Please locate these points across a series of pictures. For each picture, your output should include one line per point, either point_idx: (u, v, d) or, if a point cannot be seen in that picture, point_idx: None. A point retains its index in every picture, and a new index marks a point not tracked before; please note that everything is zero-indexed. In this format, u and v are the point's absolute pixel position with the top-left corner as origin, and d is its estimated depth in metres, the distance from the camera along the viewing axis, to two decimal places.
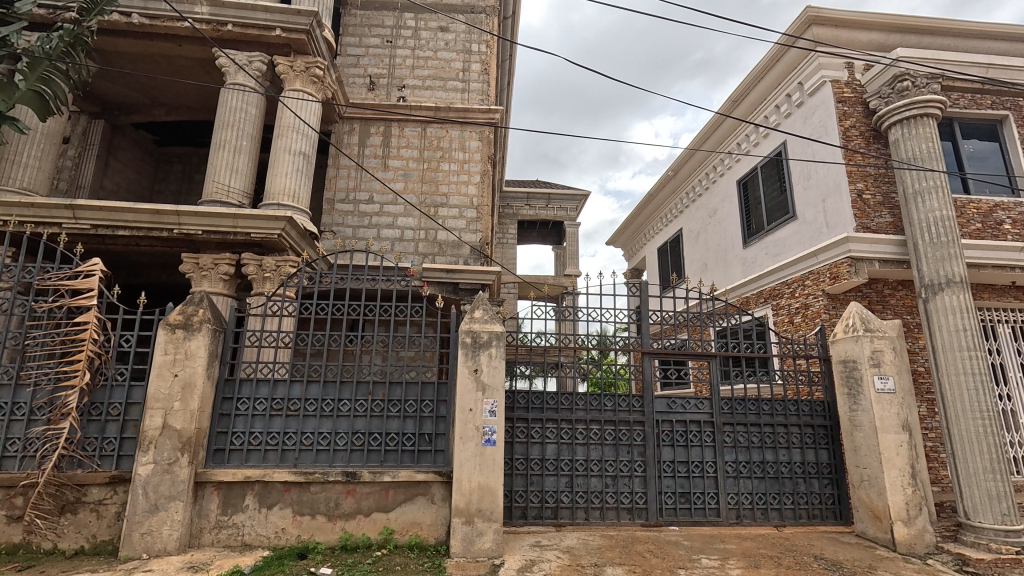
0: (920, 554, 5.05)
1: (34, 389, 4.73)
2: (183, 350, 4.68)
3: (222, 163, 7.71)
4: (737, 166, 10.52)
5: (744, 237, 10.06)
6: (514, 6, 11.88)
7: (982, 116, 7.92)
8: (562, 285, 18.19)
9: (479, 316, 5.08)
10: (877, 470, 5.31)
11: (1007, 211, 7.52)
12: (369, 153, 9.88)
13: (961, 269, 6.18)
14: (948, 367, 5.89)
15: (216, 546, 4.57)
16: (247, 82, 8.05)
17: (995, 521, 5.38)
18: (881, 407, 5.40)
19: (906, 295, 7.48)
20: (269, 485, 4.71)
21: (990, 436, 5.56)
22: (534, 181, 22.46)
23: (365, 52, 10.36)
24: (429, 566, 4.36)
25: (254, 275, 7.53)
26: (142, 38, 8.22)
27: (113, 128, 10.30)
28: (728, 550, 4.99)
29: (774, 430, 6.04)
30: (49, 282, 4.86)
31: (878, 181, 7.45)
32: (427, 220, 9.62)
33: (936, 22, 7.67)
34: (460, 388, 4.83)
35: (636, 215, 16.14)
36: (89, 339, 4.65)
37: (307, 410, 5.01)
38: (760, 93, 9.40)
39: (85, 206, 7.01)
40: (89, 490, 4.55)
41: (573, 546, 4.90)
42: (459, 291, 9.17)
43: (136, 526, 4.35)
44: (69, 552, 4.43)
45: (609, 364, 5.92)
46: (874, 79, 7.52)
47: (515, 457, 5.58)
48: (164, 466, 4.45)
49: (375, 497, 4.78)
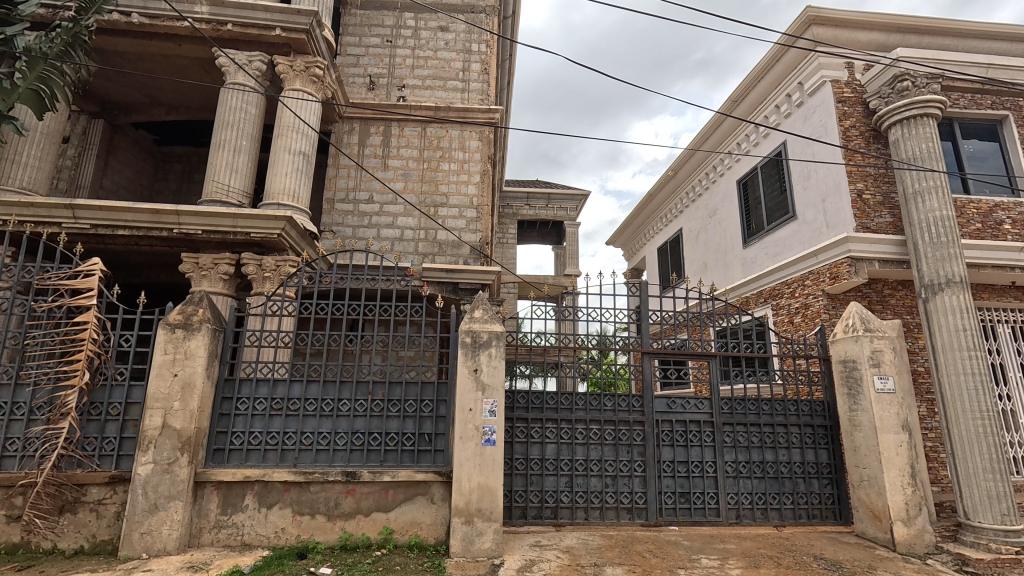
0: (920, 554, 5.05)
1: (34, 388, 4.73)
2: (183, 349, 4.67)
3: (222, 163, 7.71)
4: (737, 166, 10.51)
5: (744, 236, 10.06)
6: (514, 6, 11.87)
7: (982, 116, 7.92)
8: (562, 285, 18.20)
9: (479, 316, 5.08)
10: (877, 470, 5.30)
11: (1007, 211, 7.52)
12: (369, 152, 9.88)
13: (961, 269, 6.18)
14: (948, 367, 5.88)
15: (216, 546, 4.57)
16: (247, 82, 8.05)
17: (994, 521, 5.38)
18: (881, 407, 5.40)
19: (906, 295, 7.48)
20: (269, 485, 4.71)
21: (990, 436, 5.56)
22: (534, 181, 22.41)
23: (365, 52, 10.36)
24: (429, 566, 4.36)
25: (254, 275, 7.52)
26: (142, 38, 8.21)
27: (112, 128, 10.30)
28: (728, 550, 4.99)
29: (774, 430, 6.04)
30: (49, 282, 4.85)
31: (878, 181, 7.45)
32: (427, 220, 9.61)
33: (936, 22, 7.67)
34: (460, 388, 4.83)
35: (636, 215, 16.13)
36: (88, 338, 4.64)
37: (307, 409, 5.01)
38: (760, 93, 9.40)
39: (84, 206, 7.00)
40: (88, 490, 4.55)
41: (573, 546, 4.90)
42: (459, 291, 9.17)
43: (136, 526, 4.35)
44: (68, 552, 4.43)
45: (609, 364, 5.93)
46: (874, 79, 7.51)
47: (515, 457, 5.58)
48: (163, 466, 4.45)
49: (375, 497, 4.78)
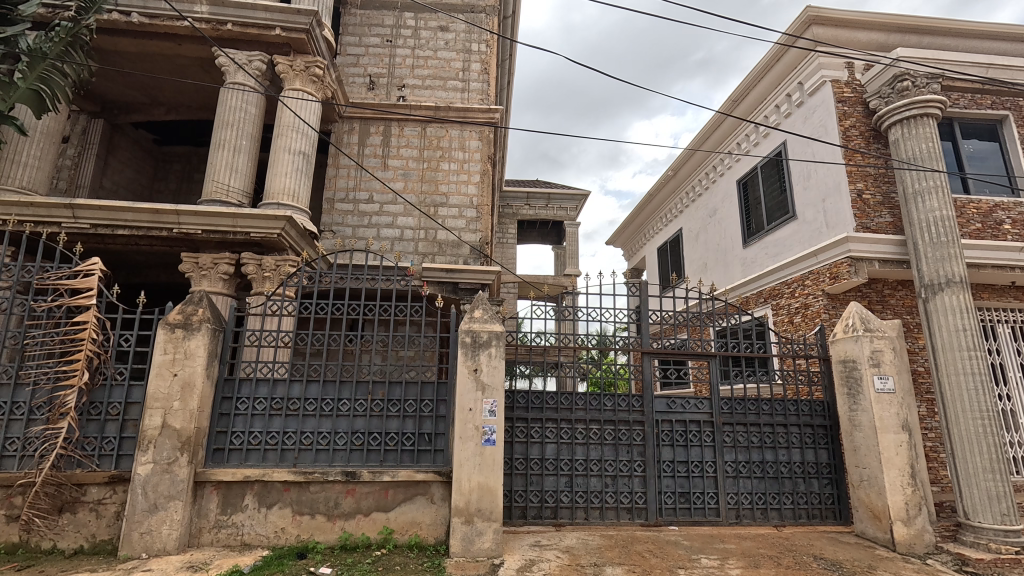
0: (920, 554, 5.05)
1: (33, 388, 4.73)
2: (183, 349, 4.67)
3: (221, 163, 7.71)
4: (737, 166, 10.51)
5: (744, 236, 10.06)
6: (514, 6, 11.87)
7: (981, 116, 7.92)
8: (562, 285, 18.20)
9: (479, 315, 5.07)
10: (877, 470, 5.30)
11: (1007, 211, 7.51)
12: (368, 152, 9.87)
13: (961, 269, 6.18)
14: (948, 367, 5.88)
15: (216, 546, 4.56)
16: (247, 82, 8.04)
17: (994, 522, 5.38)
18: (881, 407, 5.40)
19: (906, 295, 7.48)
20: (269, 485, 4.71)
21: (990, 436, 5.56)
22: (534, 181, 22.38)
23: (365, 52, 10.36)
24: (429, 566, 4.36)
25: (254, 274, 7.52)
26: (142, 37, 8.20)
27: (112, 128, 10.29)
28: (728, 550, 4.99)
29: (774, 430, 6.04)
30: (48, 282, 4.85)
31: (878, 181, 7.45)
32: (427, 220, 9.61)
33: (936, 22, 7.67)
34: (460, 388, 4.82)
35: (636, 215, 16.12)
36: (88, 338, 4.63)
37: (307, 409, 5.01)
38: (760, 93, 9.40)
39: (84, 205, 7.00)
40: (88, 490, 4.55)
41: (573, 546, 4.90)
42: (459, 291, 9.17)
43: (136, 525, 4.35)
44: (68, 552, 4.42)
45: (609, 364, 5.94)
46: (874, 79, 7.51)
47: (514, 457, 5.58)
48: (163, 466, 4.45)
49: (375, 497, 4.78)
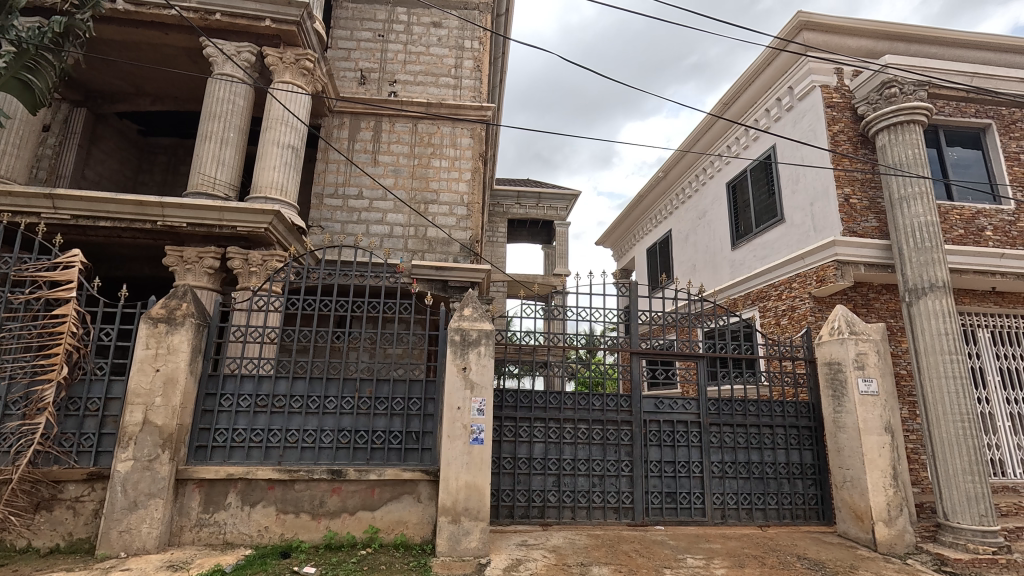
0: (901, 554, 5.12)
1: (9, 383, 4.57)
2: (165, 344, 4.59)
3: (208, 155, 7.58)
4: (727, 168, 10.58)
5: (731, 239, 10.17)
6: (507, 3, 11.86)
7: (965, 124, 8.05)
8: (550, 284, 18.36)
9: (468, 314, 5.05)
10: (859, 471, 5.37)
11: (989, 218, 7.65)
12: (358, 148, 9.77)
13: (944, 274, 6.28)
14: (929, 371, 5.98)
15: (197, 545, 4.48)
16: (235, 73, 7.92)
17: (972, 522, 5.48)
18: (864, 408, 5.46)
19: (889, 299, 7.62)
20: (252, 482, 4.63)
21: (969, 438, 5.66)
22: (525, 179, 22.20)
23: (356, 46, 10.24)
24: (413, 565, 4.32)
25: (240, 269, 7.44)
26: (128, 25, 8.06)
27: (96, 117, 10.07)
28: (713, 550, 5.02)
29: (759, 430, 6.10)
30: (27, 274, 4.72)
31: (865, 186, 7.56)
32: (416, 217, 9.54)
33: (923, 31, 7.79)
34: (449, 387, 4.78)
35: (628, 216, 16.14)
36: (67, 332, 4.53)
37: (293, 406, 4.93)
38: (751, 94, 9.43)
39: (67, 196, 6.83)
40: (65, 487, 4.45)
41: (559, 545, 4.89)
42: (448, 289, 9.10)
43: (114, 524, 4.25)
44: (43, 550, 4.31)
45: (598, 364, 5.85)
46: (862, 85, 7.61)
47: (502, 456, 5.55)
48: (144, 463, 4.36)
49: (361, 496, 4.74)
